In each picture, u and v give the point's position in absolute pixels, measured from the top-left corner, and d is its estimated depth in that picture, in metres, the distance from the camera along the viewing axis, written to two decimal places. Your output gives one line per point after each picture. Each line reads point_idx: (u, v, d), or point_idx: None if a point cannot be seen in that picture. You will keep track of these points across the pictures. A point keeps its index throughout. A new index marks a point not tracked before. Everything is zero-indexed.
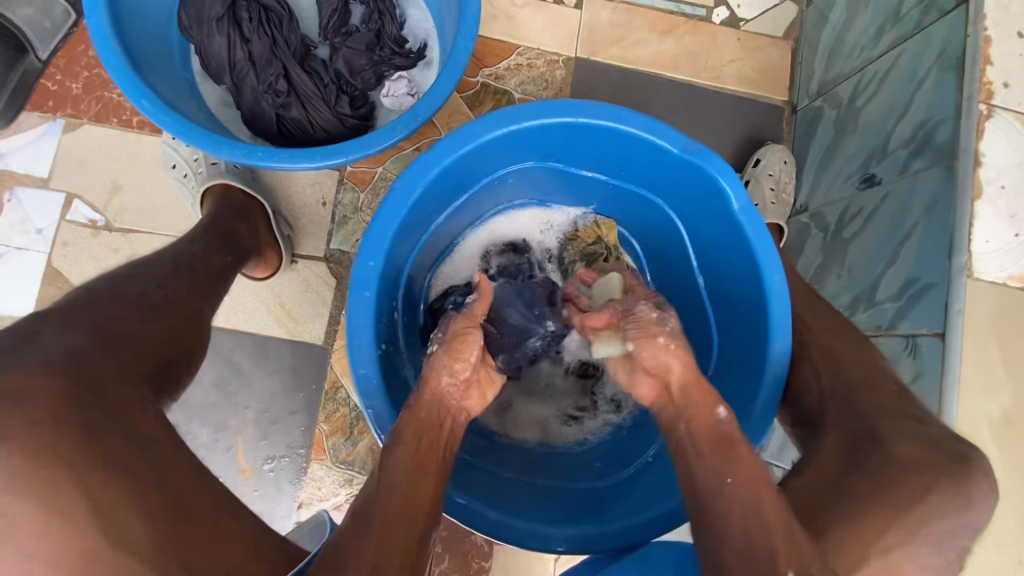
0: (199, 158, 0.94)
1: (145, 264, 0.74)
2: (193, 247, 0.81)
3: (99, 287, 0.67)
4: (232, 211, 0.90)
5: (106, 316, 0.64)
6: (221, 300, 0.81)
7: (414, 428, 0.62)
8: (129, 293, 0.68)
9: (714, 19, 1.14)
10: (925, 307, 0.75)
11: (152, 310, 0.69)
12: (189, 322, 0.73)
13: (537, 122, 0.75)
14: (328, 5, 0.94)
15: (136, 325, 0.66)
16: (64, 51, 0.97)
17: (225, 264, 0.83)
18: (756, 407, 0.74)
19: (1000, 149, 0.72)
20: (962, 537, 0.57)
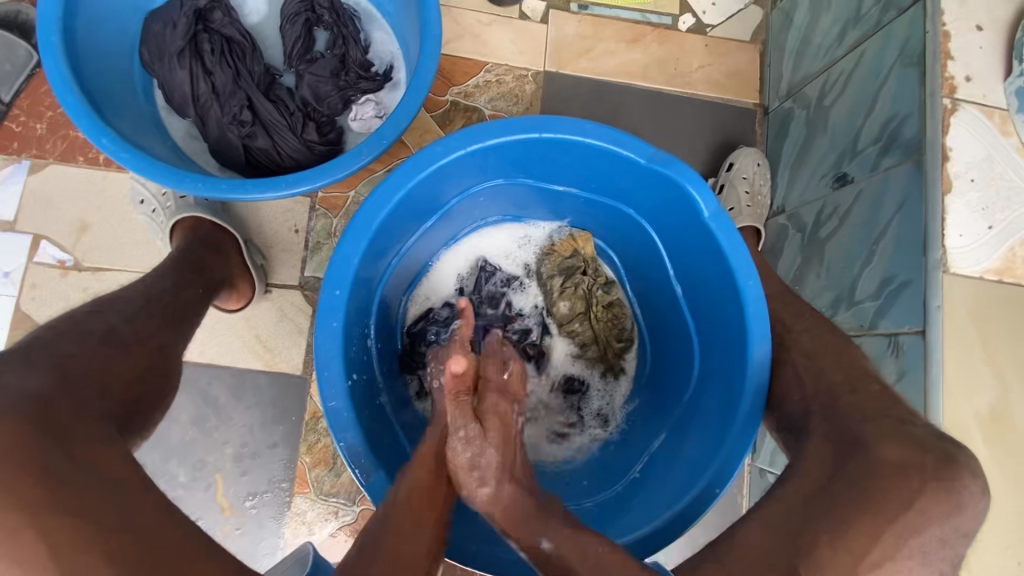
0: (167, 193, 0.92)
1: (111, 301, 0.72)
2: (164, 281, 0.79)
3: (62, 326, 0.65)
4: (203, 243, 0.88)
5: (68, 356, 0.61)
6: (192, 332, 0.79)
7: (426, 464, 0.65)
8: (93, 331, 0.66)
9: (680, 26, 1.14)
10: (904, 305, 0.74)
11: (118, 347, 0.67)
12: (161, 357, 0.71)
13: (501, 140, 0.74)
14: (291, 32, 0.94)
15: (93, 361, 0.63)
16: (26, 92, 0.96)
17: (197, 297, 0.82)
18: (740, 417, 0.72)
19: (965, 141, 0.72)
20: (953, 543, 0.56)
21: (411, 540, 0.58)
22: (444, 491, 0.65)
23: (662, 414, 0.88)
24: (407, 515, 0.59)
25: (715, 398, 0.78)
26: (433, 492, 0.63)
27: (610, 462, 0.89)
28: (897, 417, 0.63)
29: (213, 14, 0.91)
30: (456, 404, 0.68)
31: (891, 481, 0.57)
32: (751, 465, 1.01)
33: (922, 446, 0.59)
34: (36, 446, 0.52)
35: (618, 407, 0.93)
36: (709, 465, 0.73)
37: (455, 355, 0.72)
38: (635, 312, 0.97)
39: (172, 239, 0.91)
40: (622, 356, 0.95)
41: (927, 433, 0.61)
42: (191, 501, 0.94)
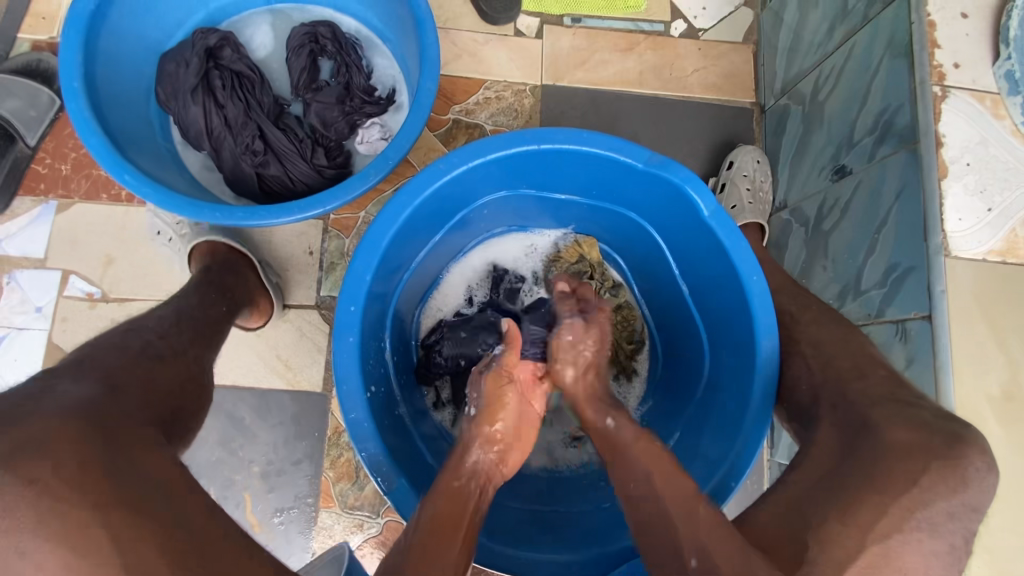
0: (182, 221, 0.98)
1: (145, 320, 0.76)
2: (190, 299, 0.83)
3: (102, 344, 0.68)
4: (222, 263, 0.92)
5: (113, 367, 0.65)
6: (218, 347, 0.83)
7: (448, 492, 0.63)
8: (131, 346, 0.70)
9: (673, 32, 1.16)
10: (909, 291, 0.74)
11: (157, 359, 0.70)
12: (196, 368, 0.75)
13: (501, 154, 0.77)
14: (297, 64, 0.98)
15: (141, 371, 0.67)
16: (52, 135, 1.02)
17: (220, 314, 0.86)
18: (750, 411, 0.73)
19: (959, 126, 0.73)
20: (966, 520, 0.56)
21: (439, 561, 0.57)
22: (473, 516, 0.62)
23: (675, 413, 0.89)
24: (432, 538, 0.58)
25: (727, 393, 0.79)
26: (458, 515, 0.61)
27: None
28: (905, 400, 0.64)
29: (223, 51, 0.96)
30: (490, 434, 0.69)
31: (899, 459, 0.58)
32: (770, 460, 1.01)
33: (927, 426, 0.60)
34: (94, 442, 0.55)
35: (633, 409, 0.95)
36: (725, 459, 0.73)
37: (486, 388, 0.73)
38: (643, 312, 0.98)
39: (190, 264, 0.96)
40: (633, 358, 0.97)
41: (934, 414, 0.61)
42: None
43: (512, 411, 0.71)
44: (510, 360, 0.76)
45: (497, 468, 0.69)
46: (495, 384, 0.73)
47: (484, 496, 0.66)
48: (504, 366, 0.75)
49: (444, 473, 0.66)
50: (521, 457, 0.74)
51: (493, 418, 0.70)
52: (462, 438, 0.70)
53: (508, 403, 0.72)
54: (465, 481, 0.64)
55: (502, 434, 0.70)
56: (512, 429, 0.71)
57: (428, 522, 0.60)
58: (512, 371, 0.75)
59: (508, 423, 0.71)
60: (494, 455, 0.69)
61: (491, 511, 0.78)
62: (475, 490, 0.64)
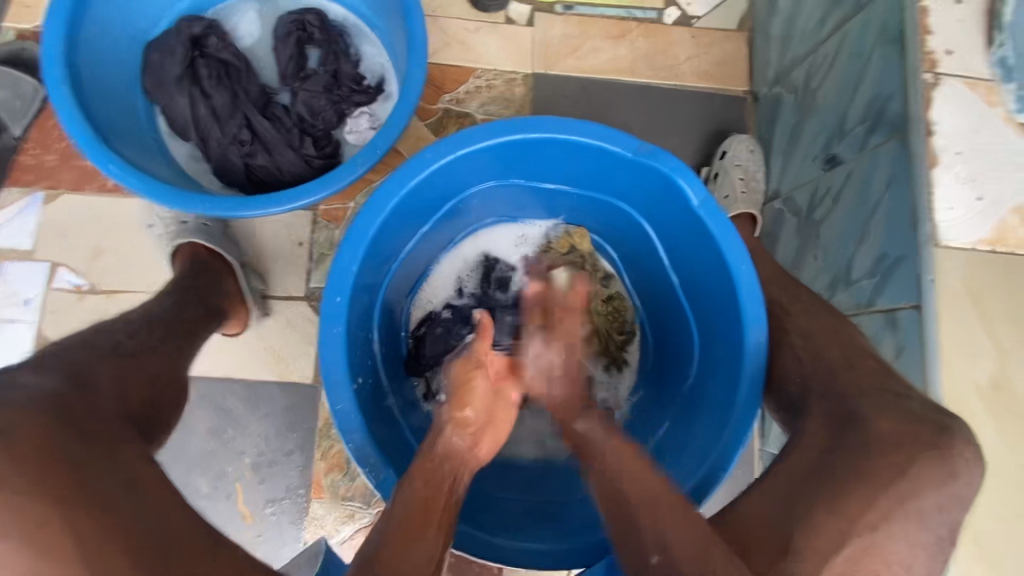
0: (172, 220, 0.97)
1: (119, 322, 0.76)
2: (164, 304, 0.83)
3: (74, 342, 0.69)
4: (200, 270, 0.91)
5: (80, 363, 0.65)
6: (195, 349, 0.82)
7: (423, 473, 0.63)
8: (102, 345, 0.70)
9: (666, 20, 1.15)
10: (899, 281, 0.74)
11: (128, 357, 0.71)
12: (172, 363, 0.76)
13: (488, 143, 0.76)
14: (284, 52, 0.96)
15: (112, 368, 0.67)
16: (37, 126, 1.01)
17: (197, 317, 0.85)
18: (739, 401, 0.73)
19: (951, 114, 0.73)
20: (949, 509, 0.56)
21: (415, 546, 0.57)
22: (449, 501, 0.63)
23: (665, 403, 0.89)
24: (409, 522, 0.58)
25: (717, 383, 0.79)
26: (433, 498, 0.61)
27: None
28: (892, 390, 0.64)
29: (208, 40, 0.94)
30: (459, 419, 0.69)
31: (887, 452, 0.58)
32: (762, 450, 1.01)
33: (917, 417, 0.59)
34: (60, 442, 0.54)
35: (623, 399, 0.95)
36: (713, 449, 0.74)
37: (456, 373, 0.73)
38: (635, 303, 0.98)
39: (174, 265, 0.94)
40: (624, 349, 0.97)
41: (921, 405, 0.60)
42: (212, 510, 0.96)
43: (480, 395, 0.71)
44: (480, 347, 0.74)
45: (470, 454, 0.68)
46: (465, 368, 0.73)
47: (459, 484, 0.66)
48: (474, 353, 0.74)
49: (418, 457, 0.66)
50: (494, 446, 0.73)
51: (462, 405, 0.70)
52: (436, 423, 0.70)
53: (476, 390, 0.71)
54: (438, 462, 0.64)
55: (472, 419, 0.69)
56: (481, 414, 0.70)
57: (401, 508, 0.59)
58: (483, 357, 0.74)
59: (477, 409, 0.70)
60: (466, 438, 0.68)
61: (480, 502, 0.78)
62: (450, 474, 0.64)
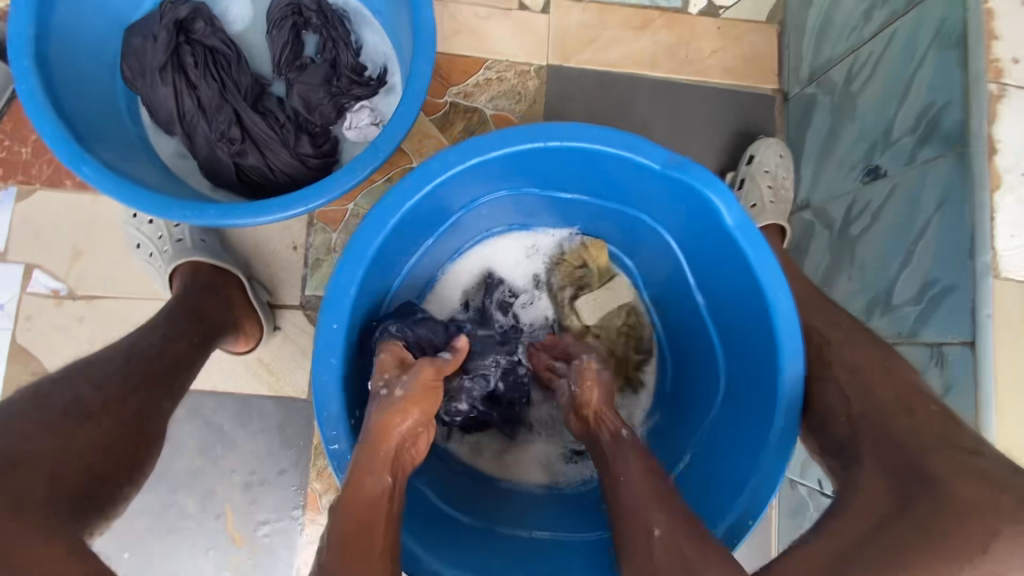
0: (163, 236, 0.88)
1: (88, 361, 0.66)
2: (150, 337, 0.73)
3: (21, 399, 0.59)
4: (201, 287, 0.84)
5: (22, 434, 0.55)
6: (180, 390, 0.72)
7: (356, 492, 0.56)
8: (53, 403, 0.59)
9: (691, 10, 1.07)
10: (949, 313, 0.68)
11: (81, 420, 0.60)
12: (137, 421, 0.64)
13: (503, 150, 0.69)
14: (278, 39, 0.88)
15: (55, 441, 0.57)
16: (8, 115, 0.93)
17: (191, 346, 0.76)
18: (771, 442, 0.67)
19: (1018, 130, 0.65)
20: None
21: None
22: (388, 517, 0.57)
23: (685, 431, 0.83)
24: (349, 555, 0.52)
25: (745, 416, 0.73)
26: (375, 515, 0.55)
27: None
28: (966, 448, 0.58)
29: (195, 24, 0.86)
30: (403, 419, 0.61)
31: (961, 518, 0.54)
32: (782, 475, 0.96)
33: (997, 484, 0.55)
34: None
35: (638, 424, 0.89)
36: (739, 493, 0.68)
37: (422, 373, 0.64)
38: (653, 319, 0.91)
39: (173, 284, 0.86)
40: (641, 369, 0.90)
41: (996, 465, 0.57)
42: (201, 531, 0.91)
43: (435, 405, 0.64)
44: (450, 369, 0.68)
45: (404, 450, 0.62)
46: (433, 376, 0.65)
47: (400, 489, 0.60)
48: (443, 369, 0.67)
49: (353, 467, 0.58)
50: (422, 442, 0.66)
51: (412, 407, 0.62)
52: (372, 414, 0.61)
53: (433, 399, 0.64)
54: (376, 473, 0.58)
55: (417, 419, 0.62)
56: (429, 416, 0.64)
57: (339, 540, 0.53)
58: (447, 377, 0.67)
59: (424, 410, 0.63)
60: (405, 434, 0.62)
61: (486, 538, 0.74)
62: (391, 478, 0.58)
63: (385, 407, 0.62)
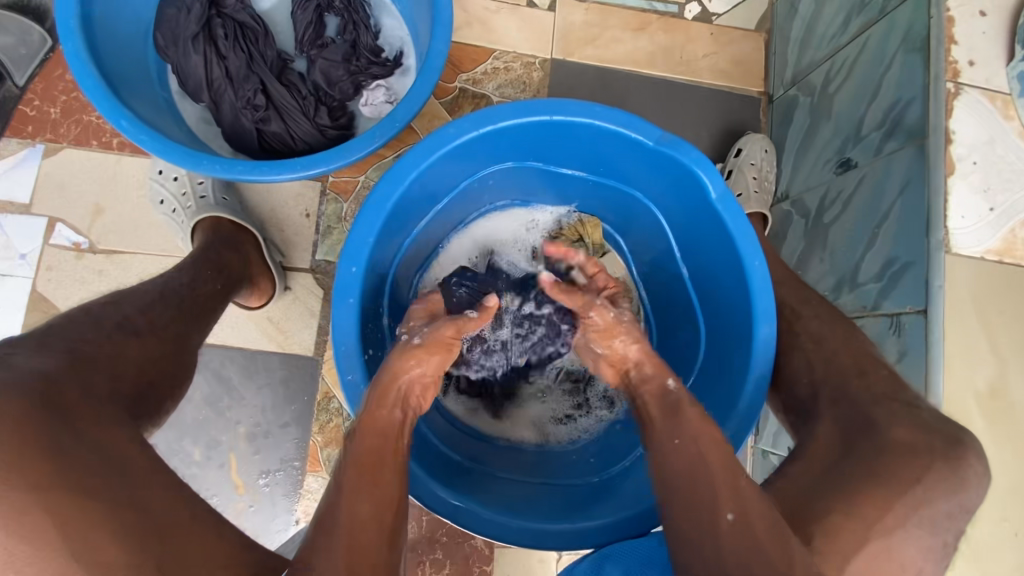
0: (187, 193, 0.94)
1: (124, 295, 0.74)
2: (181, 277, 0.81)
3: (77, 315, 0.68)
4: (223, 242, 0.89)
5: (81, 340, 0.64)
6: (210, 329, 0.81)
7: (370, 428, 0.62)
8: (107, 319, 0.69)
9: (686, 15, 1.15)
10: (906, 286, 0.75)
11: (132, 334, 0.69)
12: (175, 346, 0.74)
13: (514, 121, 0.75)
14: (303, 18, 0.95)
15: (111, 348, 0.66)
16: (41, 76, 0.97)
17: (214, 292, 0.84)
18: (745, 397, 0.74)
19: (968, 125, 0.74)
20: (958, 517, 0.60)
21: (368, 500, 0.57)
22: (397, 450, 0.63)
23: None
24: (364, 478, 0.58)
25: (724, 375, 0.79)
26: (384, 452, 0.61)
27: (615, 445, 0.88)
28: (905, 400, 0.66)
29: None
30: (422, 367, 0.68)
31: (902, 458, 0.62)
32: (755, 447, 1.03)
33: (931, 428, 0.63)
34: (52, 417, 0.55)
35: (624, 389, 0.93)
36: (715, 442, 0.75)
37: (442, 329, 0.70)
38: (641, 295, 0.98)
39: (193, 238, 0.92)
40: None
41: (933, 414, 0.64)
42: (205, 479, 0.95)
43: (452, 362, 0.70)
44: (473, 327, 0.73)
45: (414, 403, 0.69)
46: (452, 332, 0.71)
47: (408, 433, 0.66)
48: (465, 326, 0.72)
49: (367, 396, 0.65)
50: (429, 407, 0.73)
51: (427, 358, 0.68)
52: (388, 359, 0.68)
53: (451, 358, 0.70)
54: (386, 410, 0.64)
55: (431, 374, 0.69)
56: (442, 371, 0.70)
57: (356, 466, 0.59)
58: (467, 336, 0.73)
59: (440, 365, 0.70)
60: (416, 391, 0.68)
61: (475, 480, 0.79)
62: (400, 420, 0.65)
63: (401, 352, 0.68)
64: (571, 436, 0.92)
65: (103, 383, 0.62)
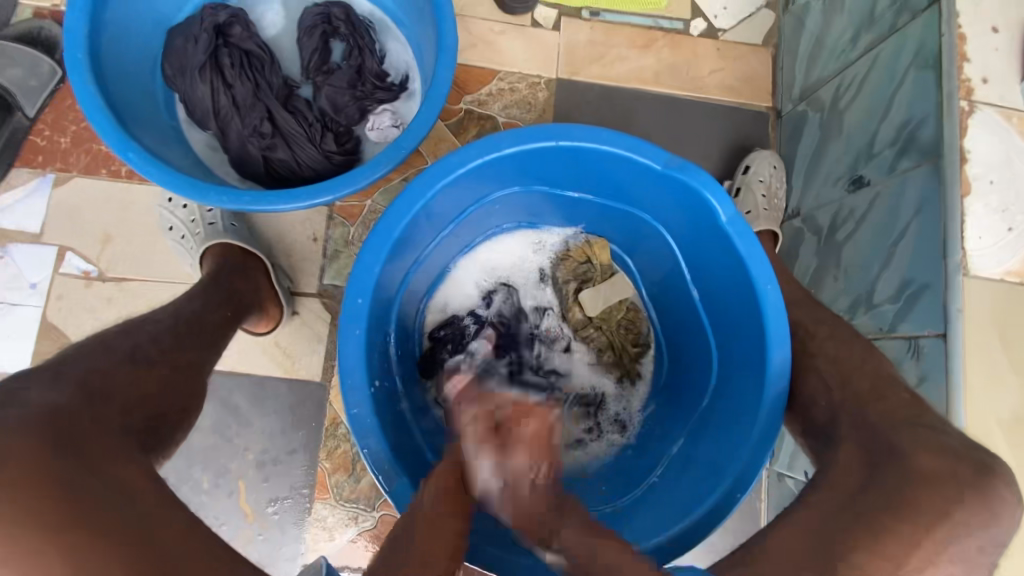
0: (195, 219, 0.94)
1: (142, 321, 0.74)
2: (193, 303, 0.80)
3: (91, 345, 0.67)
4: (233, 268, 0.89)
5: (94, 371, 0.64)
6: (221, 353, 0.81)
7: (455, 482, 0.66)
8: (121, 349, 0.68)
9: (692, 32, 1.14)
10: (924, 308, 0.74)
11: (144, 364, 0.68)
12: (189, 373, 0.73)
13: (519, 148, 0.75)
14: (308, 44, 0.95)
15: (125, 376, 0.66)
16: (51, 107, 0.99)
17: (225, 319, 0.83)
18: (759, 425, 0.72)
19: (985, 143, 0.72)
20: (988, 551, 0.57)
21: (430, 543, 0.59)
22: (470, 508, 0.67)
23: (678, 420, 0.88)
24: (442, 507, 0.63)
25: (735, 400, 0.78)
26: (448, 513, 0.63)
27: (629, 468, 0.89)
28: (928, 426, 0.64)
29: (232, 28, 0.93)
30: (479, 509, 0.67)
31: (927, 488, 0.59)
32: (770, 469, 1.02)
33: (956, 457, 0.61)
34: (62, 453, 0.53)
35: (635, 412, 0.94)
36: (728, 470, 0.74)
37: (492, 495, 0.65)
38: (650, 316, 0.97)
39: (202, 264, 0.92)
40: (638, 361, 0.96)
41: (958, 442, 0.62)
42: (213, 506, 0.95)
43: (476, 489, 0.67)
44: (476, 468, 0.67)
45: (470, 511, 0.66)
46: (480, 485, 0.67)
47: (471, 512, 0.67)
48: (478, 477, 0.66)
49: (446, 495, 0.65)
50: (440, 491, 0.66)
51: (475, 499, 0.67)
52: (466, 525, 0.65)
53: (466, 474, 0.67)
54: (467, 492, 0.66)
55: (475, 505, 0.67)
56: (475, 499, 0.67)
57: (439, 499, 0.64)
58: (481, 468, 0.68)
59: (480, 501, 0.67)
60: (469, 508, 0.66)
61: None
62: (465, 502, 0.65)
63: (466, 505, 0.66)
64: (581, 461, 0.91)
65: (116, 416, 0.62)
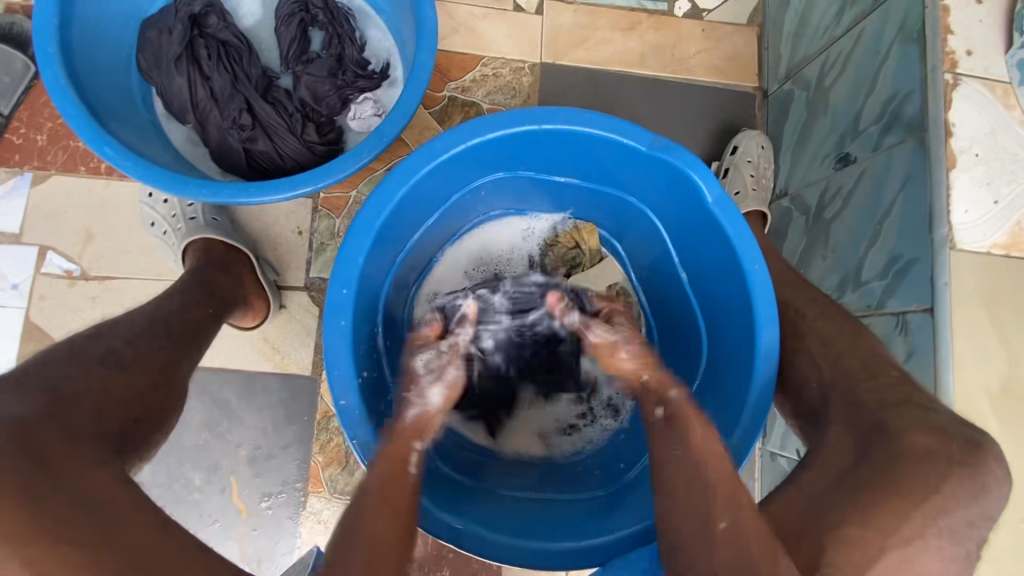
0: (177, 214, 0.92)
1: (115, 324, 0.73)
2: (173, 301, 0.80)
3: (61, 351, 0.66)
4: (214, 264, 0.89)
5: (60, 378, 0.63)
6: (202, 350, 0.80)
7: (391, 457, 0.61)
8: (91, 353, 0.67)
9: (677, 12, 1.13)
10: (911, 283, 0.73)
11: (116, 368, 0.67)
12: (164, 376, 0.72)
13: (503, 132, 0.74)
14: (286, 33, 0.93)
15: (94, 384, 0.64)
16: (26, 104, 0.97)
17: (207, 316, 0.82)
18: (749, 406, 0.72)
19: (970, 116, 0.72)
20: (976, 526, 0.58)
21: (384, 525, 0.56)
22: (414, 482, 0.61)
23: None
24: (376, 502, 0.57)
25: (724, 383, 0.78)
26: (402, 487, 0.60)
27: (621, 451, 0.89)
28: (916, 402, 0.64)
29: (208, 18, 0.91)
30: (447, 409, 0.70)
31: (918, 465, 0.59)
32: (762, 449, 1.02)
33: (945, 433, 0.61)
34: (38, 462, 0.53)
35: (626, 395, 0.94)
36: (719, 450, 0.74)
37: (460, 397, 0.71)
38: (640, 299, 0.97)
39: (185, 260, 0.91)
40: None
41: (946, 417, 0.62)
42: (207, 503, 0.95)
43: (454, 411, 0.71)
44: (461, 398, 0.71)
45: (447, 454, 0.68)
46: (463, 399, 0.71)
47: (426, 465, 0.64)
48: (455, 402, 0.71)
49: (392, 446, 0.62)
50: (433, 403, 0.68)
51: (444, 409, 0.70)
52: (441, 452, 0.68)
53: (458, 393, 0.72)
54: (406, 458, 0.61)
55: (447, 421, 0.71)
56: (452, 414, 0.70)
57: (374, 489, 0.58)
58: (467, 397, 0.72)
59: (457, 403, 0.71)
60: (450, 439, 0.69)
61: (464, 492, 0.77)
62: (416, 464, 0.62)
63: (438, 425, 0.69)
64: (574, 447, 0.92)
65: (87, 422, 0.61)
